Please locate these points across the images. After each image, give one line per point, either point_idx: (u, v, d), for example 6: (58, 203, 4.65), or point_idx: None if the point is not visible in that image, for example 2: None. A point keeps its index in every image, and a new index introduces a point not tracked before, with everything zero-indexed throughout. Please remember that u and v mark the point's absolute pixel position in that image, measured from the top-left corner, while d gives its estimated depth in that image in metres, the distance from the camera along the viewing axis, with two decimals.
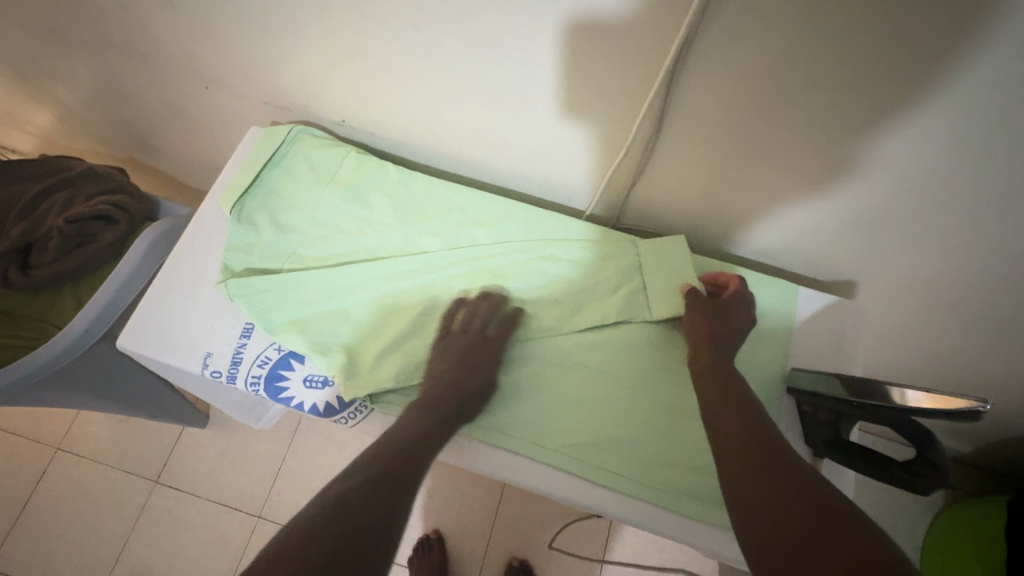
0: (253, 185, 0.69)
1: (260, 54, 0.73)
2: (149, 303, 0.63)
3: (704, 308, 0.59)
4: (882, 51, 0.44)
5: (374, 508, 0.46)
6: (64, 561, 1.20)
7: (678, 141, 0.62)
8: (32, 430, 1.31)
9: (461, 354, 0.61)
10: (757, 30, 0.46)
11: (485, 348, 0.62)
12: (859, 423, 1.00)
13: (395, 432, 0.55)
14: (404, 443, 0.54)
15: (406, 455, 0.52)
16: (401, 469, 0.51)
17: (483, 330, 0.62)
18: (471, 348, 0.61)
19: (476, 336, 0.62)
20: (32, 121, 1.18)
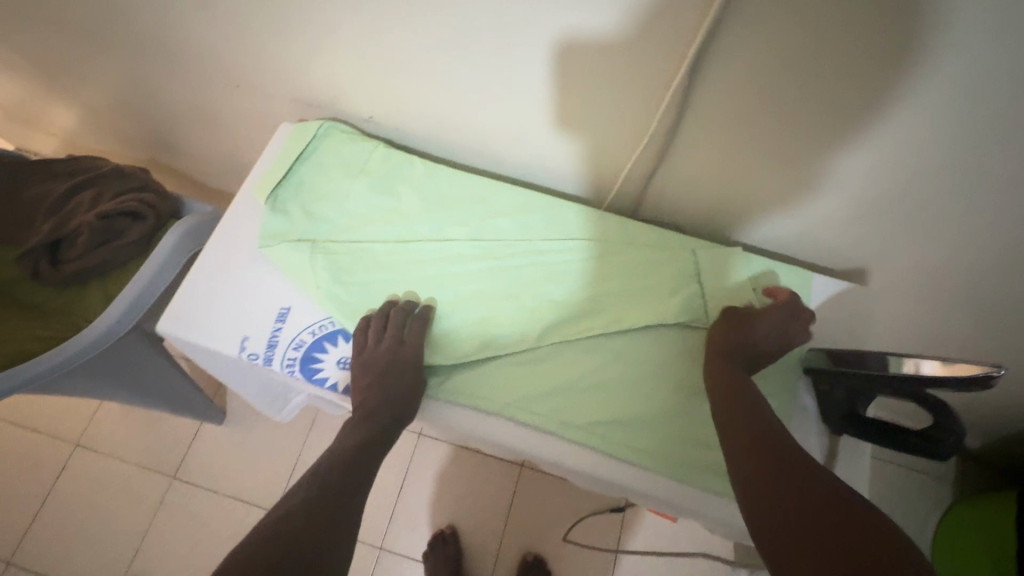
0: (287, 177, 0.72)
1: (292, 51, 0.75)
2: (188, 290, 0.66)
3: (727, 323, 0.62)
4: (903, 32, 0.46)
5: (318, 521, 0.50)
6: (83, 556, 1.21)
7: (694, 134, 0.64)
8: (52, 426, 1.32)
9: (380, 365, 0.61)
10: (780, 16, 0.48)
11: (404, 352, 0.62)
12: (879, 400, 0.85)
13: (344, 444, 0.60)
14: (351, 455, 0.58)
15: (352, 467, 0.57)
16: (349, 482, 0.56)
17: (398, 337, 0.63)
18: (388, 359, 0.61)
19: (391, 345, 0.62)
20: (58, 122, 1.21)
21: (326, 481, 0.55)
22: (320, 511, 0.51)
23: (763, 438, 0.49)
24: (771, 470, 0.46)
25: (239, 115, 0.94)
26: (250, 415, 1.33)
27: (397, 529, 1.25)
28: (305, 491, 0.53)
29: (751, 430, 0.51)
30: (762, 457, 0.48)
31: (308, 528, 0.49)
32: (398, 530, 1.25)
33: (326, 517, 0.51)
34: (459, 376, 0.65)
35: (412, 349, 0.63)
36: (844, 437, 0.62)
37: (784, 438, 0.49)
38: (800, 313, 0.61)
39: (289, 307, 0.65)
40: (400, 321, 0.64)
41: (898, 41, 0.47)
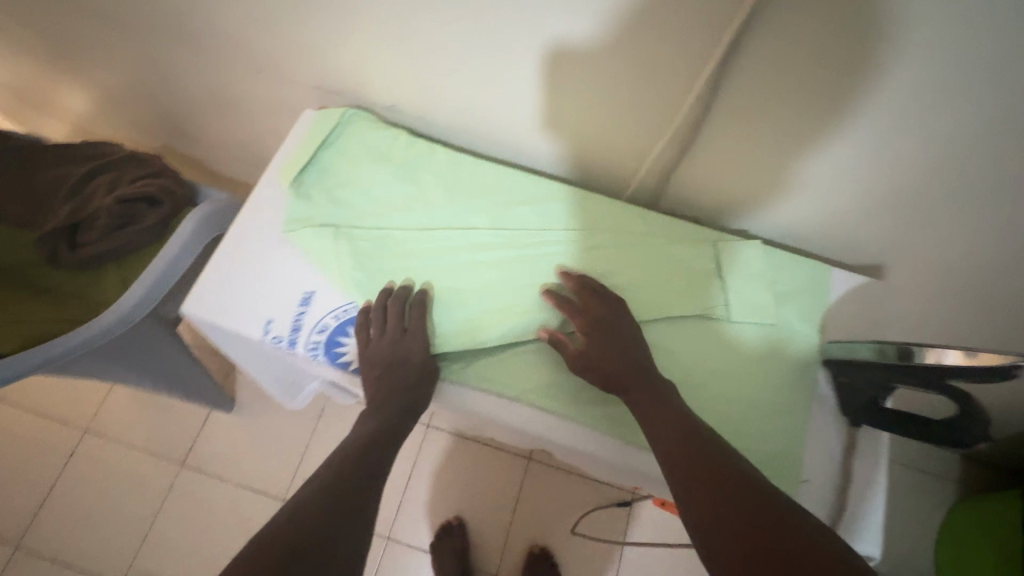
0: (311, 162, 0.72)
1: (318, 37, 0.75)
2: (212, 273, 0.66)
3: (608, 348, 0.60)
4: (944, 25, 0.46)
5: (327, 517, 0.50)
6: (91, 540, 1.22)
7: (719, 129, 0.64)
8: (61, 411, 1.33)
9: (387, 355, 0.62)
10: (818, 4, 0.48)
11: (407, 342, 0.62)
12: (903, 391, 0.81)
13: (360, 433, 0.61)
14: (366, 444, 0.59)
15: (367, 457, 0.58)
16: (365, 471, 0.56)
17: (401, 325, 0.63)
18: (393, 347, 0.62)
19: (395, 333, 0.62)
20: (73, 107, 1.21)
21: (342, 472, 0.55)
22: (334, 500, 0.52)
23: (694, 449, 0.49)
24: (706, 485, 0.46)
25: (257, 102, 0.94)
26: (259, 403, 1.33)
27: (403, 519, 1.25)
28: (319, 483, 0.54)
29: (679, 440, 0.51)
30: (699, 472, 0.47)
31: (319, 522, 0.49)
32: (404, 521, 1.25)
33: (341, 507, 0.51)
34: (480, 362, 0.65)
35: (417, 337, 0.64)
36: (864, 429, 0.62)
37: (719, 450, 0.49)
38: (603, 295, 0.65)
39: (312, 292, 0.66)
40: (401, 310, 0.64)
41: (939, 33, 0.47)
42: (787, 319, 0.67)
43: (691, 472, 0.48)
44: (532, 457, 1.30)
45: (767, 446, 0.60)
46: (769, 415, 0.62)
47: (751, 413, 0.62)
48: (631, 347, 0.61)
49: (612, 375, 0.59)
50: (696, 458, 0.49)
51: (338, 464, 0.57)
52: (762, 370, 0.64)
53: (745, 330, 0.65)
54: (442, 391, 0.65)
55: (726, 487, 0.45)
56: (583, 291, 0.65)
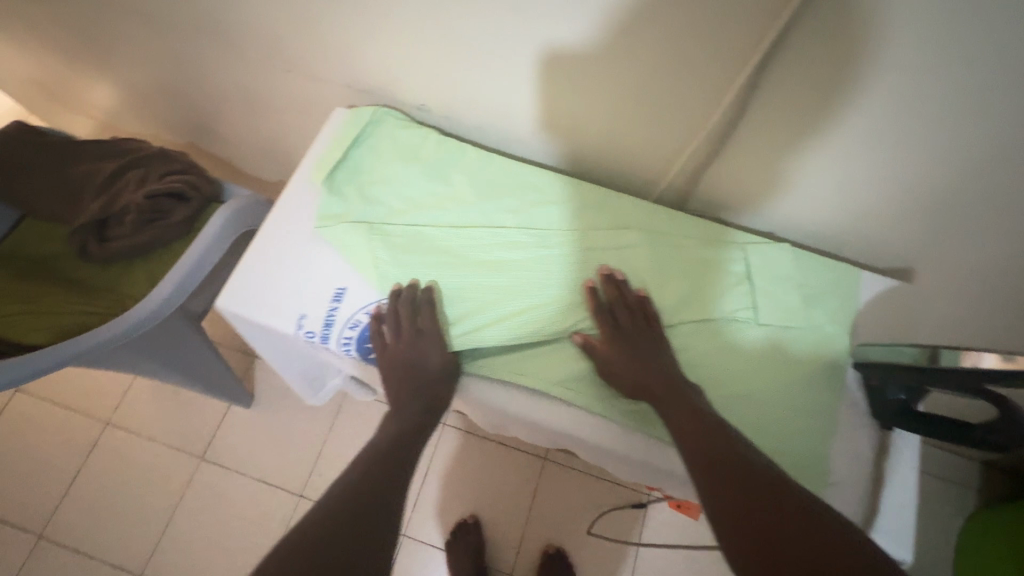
0: (343, 160, 0.73)
1: (352, 36, 0.75)
2: (246, 267, 0.67)
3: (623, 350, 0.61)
4: (992, 29, 0.45)
5: (360, 512, 0.52)
6: (112, 531, 1.23)
7: (753, 129, 0.64)
8: (84, 403, 1.35)
9: (404, 356, 0.64)
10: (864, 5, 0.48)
11: (422, 341, 0.63)
12: (934, 394, 0.81)
13: (385, 434, 0.63)
14: (389, 447, 0.61)
15: (392, 458, 0.60)
16: (390, 471, 0.58)
17: (414, 325, 0.64)
18: (408, 348, 0.63)
19: (409, 334, 0.64)
20: (102, 104, 1.23)
21: (368, 473, 0.57)
22: (362, 499, 0.54)
23: (715, 450, 0.51)
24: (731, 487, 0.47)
25: (286, 100, 0.95)
26: (278, 398, 1.34)
27: (419, 516, 1.26)
28: (347, 484, 0.56)
29: (700, 439, 0.52)
30: (722, 474, 0.49)
31: (353, 517, 0.52)
32: (420, 518, 1.26)
33: (370, 506, 0.53)
34: (508, 360, 0.65)
35: (432, 336, 0.64)
36: (896, 433, 0.62)
37: (734, 450, 0.51)
38: (630, 301, 0.65)
39: (344, 288, 0.67)
40: (414, 311, 0.65)
41: (987, 37, 0.46)
42: (820, 321, 0.66)
43: (715, 472, 0.49)
44: (547, 458, 1.30)
45: (798, 449, 0.60)
46: (801, 417, 0.61)
47: (783, 416, 0.61)
48: (649, 353, 0.62)
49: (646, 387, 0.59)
50: (719, 460, 0.50)
51: (364, 465, 0.59)
52: (795, 373, 0.63)
53: (775, 333, 0.65)
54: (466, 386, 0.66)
55: (751, 489, 0.47)
56: (614, 298, 0.65)
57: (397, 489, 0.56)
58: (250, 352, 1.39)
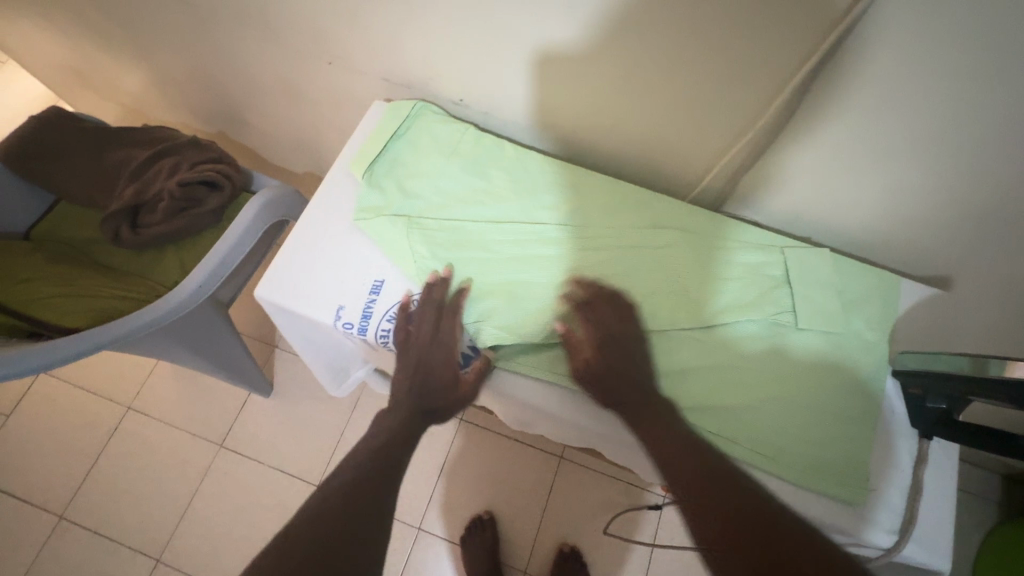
0: (382, 153, 0.75)
1: (395, 31, 0.75)
2: (287, 256, 0.70)
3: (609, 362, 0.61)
4: None
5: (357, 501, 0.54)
6: (131, 515, 1.25)
7: (800, 133, 0.63)
8: (107, 387, 1.36)
9: (417, 353, 0.65)
10: (927, 9, 0.48)
11: (439, 343, 0.65)
12: (980, 405, 0.80)
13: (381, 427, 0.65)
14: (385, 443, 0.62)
15: (387, 454, 0.61)
16: (385, 470, 0.59)
17: (434, 324, 0.65)
18: (425, 346, 0.65)
19: (427, 333, 0.65)
20: (135, 91, 1.24)
21: (362, 470, 0.58)
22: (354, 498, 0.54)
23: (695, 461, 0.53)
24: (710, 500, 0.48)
25: (321, 92, 0.96)
26: (298, 389, 1.35)
27: (434, 510, 1.27)
28: (341, 481, 0.56)
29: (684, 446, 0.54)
30: (701, 485, 0.50)
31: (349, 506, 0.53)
32: (435, 512, 1.26)
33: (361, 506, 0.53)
34: (545, 354, 0.66)
35: (446, 345, 0.65)
36: (934, 442, 0.62)
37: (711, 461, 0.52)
38: (612, 299, 0.66)
39: (382, 281, 0.69)
40: (435, 317, 0.65)
41: None
42: (857, 326, 0.66)
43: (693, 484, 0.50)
44: (564, 457, 1.30)
45: (835, 453, 0.60)
46: (839, 422, 0.61)
47: (818, 419, 0.61)
48: (635, 366, 0.62)
49: (620, 395, 0.60)
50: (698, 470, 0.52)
51: (359, 461, 0.60)
52: (833, 378, 0.63)
53: (813, 338, 0.65)
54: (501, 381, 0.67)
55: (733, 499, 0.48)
56: (595, 296, 0.65)
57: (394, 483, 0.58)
58: (271, 341, 1.40)
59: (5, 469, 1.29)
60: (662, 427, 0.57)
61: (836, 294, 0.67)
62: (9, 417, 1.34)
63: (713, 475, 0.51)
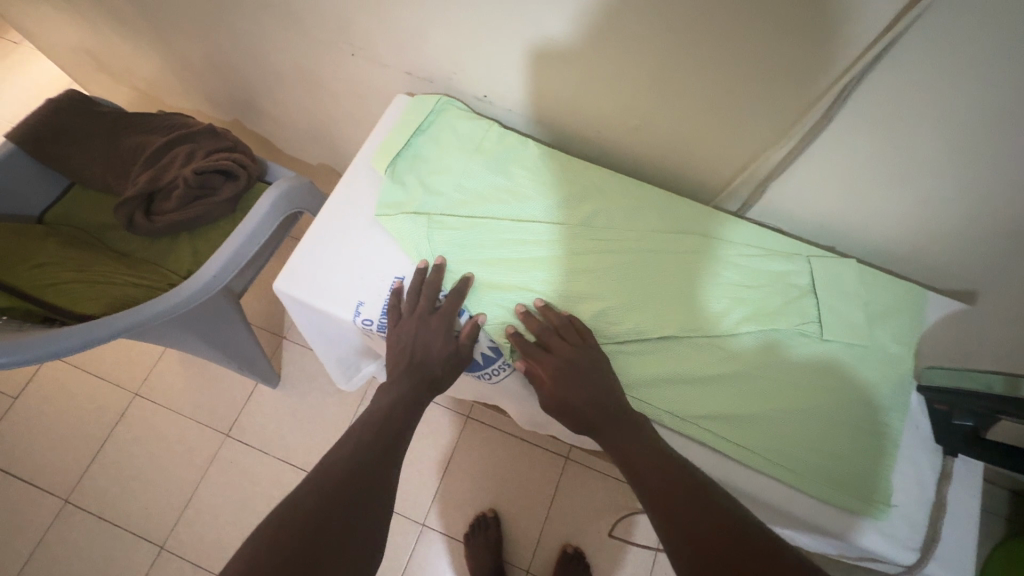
0: (405, 148, 0.74)
1: (422, 26, 0.74)
2: (306, 250, 0.69)
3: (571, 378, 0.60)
4: None
5: (355, 484, 0.50)
6: (136, 501, 1.25)
7: (834, 142, 0.62)
8: (115, 372, 1.36)
9: (414, 329, 0.64)
10: (979, 24, 0.46)
11: (434, 320, 0.65)
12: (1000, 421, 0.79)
13: (376, 407, 0.61)
14: (383, 424, 0.59)
15: (384, 437, 0.57)
16: (383, 459, 0.54)
17: (431, 303, 0.66)
18: (422, 321, 0.65)
19: (424, 309, 0.65)
20: (151, 75, 1.23)
21: (361, 457, 0.54)
22: (355, 499, 0.49)
23: (655, 469, 0.52)
24: (672, 507, 0.47)
25: (341, 83, 0.95)
26: (306, 380, 1.35)
27: (438, 507, 1.26)
28: (340, 466, 0.52)
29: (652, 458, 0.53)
30: (672, 493, 0.49)
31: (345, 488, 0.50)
32: (440, 508, 1.26)
33: (358, 507, 0.49)
34: None
35: (442, 320, 0.65)
36: (958, 459, 0.62)
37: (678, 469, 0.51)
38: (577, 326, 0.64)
39: (402, 278, 0.69)
40: (430, 296, 0.66)
41: None
42: (884, 340, 0.65)
43: (657, 493, 0.49)
44: (570, 457, 1.29)
45: (858, 467, 0.59)
46: (863, 437, 0.60)
47: (841, 433, 0.61)
48: (596, 377, 0.61)
49: (585, 416, 0.59)
50: (656, 480, 0.51)
51: (356, 443, 0.55)
52: (857, 391, 0.62)
53: (839, 351, 0.64)
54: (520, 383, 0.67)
55: (696, 504, 0.47)
56: (561, 326, 0.63)
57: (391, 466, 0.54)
58: (280, 332, 1.40)
59: (11, 451, 1.29)
60: (628, 438, 0.56)
61: (863, 307, 0.66)
62: (17, 399, 1.34)
63: (675, 481, 0.50)
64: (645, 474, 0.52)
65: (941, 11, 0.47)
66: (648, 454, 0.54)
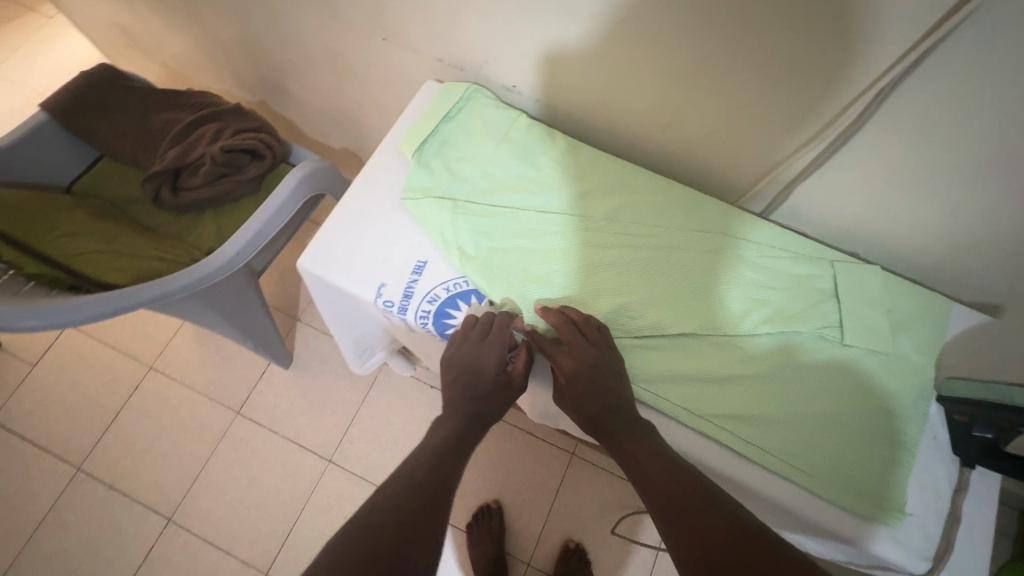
0: (433, 133, 0.75)
1: (456, 13, 0.74)
2: (331, 230, 0.70)
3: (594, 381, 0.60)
4: None
5: (404, 519, 0.53)
6: (147, 473, 1.27)
7: (866, 147, 0.62)
8: (131, 345, 1.38)
9: (464, 360, 0.63)
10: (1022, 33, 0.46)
11: (485, 351, 0.63)
12: None
13: (431, 441, 0.63)
14: (434, 464, 0.60)
15: (437, 476, 0.58)
16: (433, 488, 0.57)
17: (481, 334, 0.64)
18: (471, 354, 0.63)
19: (474, 340, 0.64)
20: (181, 53, 1.25)
21: (410, 488, 0.56)
22: (407, 537, 0.52)
23: (657, 472, 0.54)
24: (674, 517, 0.50)
25: (370, 68, 0.95)
26: (317, 363, 1.36)
27: None
28: (390, 501, 0.55)
29: (671, 466, 0.54)
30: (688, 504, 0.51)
31: (395, 524, 0.52)
32: None
33: (409, 539, 0.52)
34: None
35: (495, 349, 0.63)
36: (975, 470, 0.61)
37: (693, 477, 0.53)
38: (604, 334, 0.63)
39: (425, 261, 0.69)
40: (483, 325, 0.64)
41: None
42: (906, 348, 0.64)
43: (660, 498, 0.52)
44: (576, 453, 1.30)
45: (873, 473, 0.59)
46: (880, 444, 0.60)
47: (857, 439, 0.60)
48: (618, 390, 0.60)
49: (601, 423, 0.59)
50: (659, 483, 0.53)
51: (409, 477, 0.58)
52: (876, 399, 0.62)
53: (860, 356, 0.63)
54: (535, 371, 0.68)
55: (699, 505, 0.50)
56: (559, 325, 0.62)
57: (439, 492, 0.57)
58: (294, 314, 1.41)
59: (27, 417, 1.31)
60: (645, 445, 0.57)
61: (886, 314, 0.65)
62: (34, 367, 1.36)
63: (679, 485, 0.52)
64: (649, 473, 0.54)
65: (987, 15, 0.46)
66: (651, 453, 0.56)
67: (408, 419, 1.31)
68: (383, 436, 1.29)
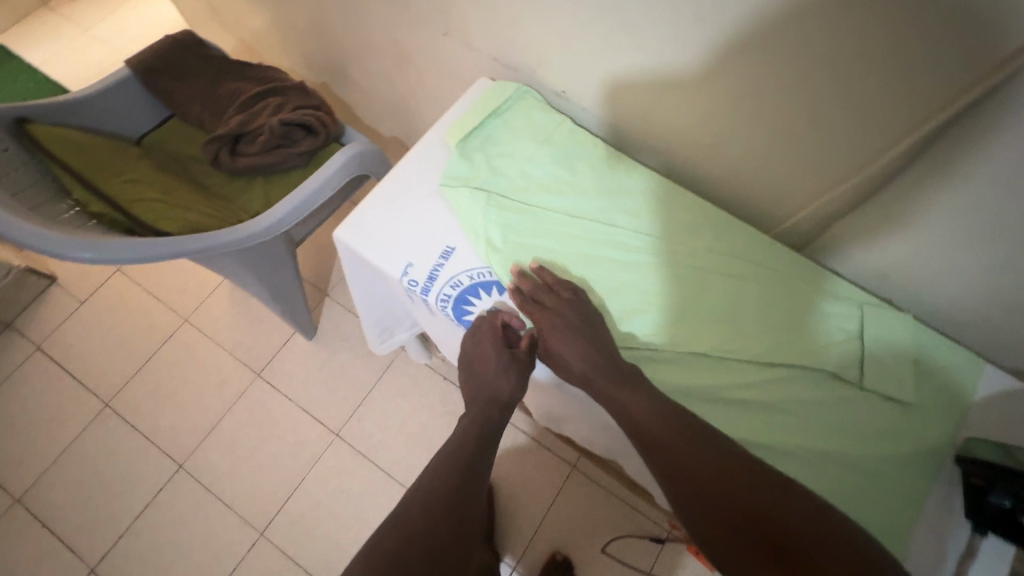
0: (478, 127, 0.77)
1: (517, 18, 0.77)
2: (368, 207, 0.73)
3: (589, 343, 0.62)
4: None
5: (431, 522, 0.58)
6: (166, 418, 1.33)
7: (905, 190, 0.61)
8: (171, 296, 1.46)
9: (470, 356, 0.69)
10: None
11: (483, 347, 0.67)
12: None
13: (456, 437, 0.67)
14: (456, 464, 0.63)
15: (458, 475, 0.62)
16: (456, 488, 0.61)
17: (481, 330, 0.67)
18: (474, 349, 0.68)
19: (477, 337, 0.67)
20: (257, 28, 1.32)
21: (434, 492, 0.61)
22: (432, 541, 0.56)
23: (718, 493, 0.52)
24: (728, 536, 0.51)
25: (428, 60, 0.99)
26: (339, 338, 1.40)
27: None
28: (417, 504, 0.59)
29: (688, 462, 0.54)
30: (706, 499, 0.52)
31: (421, 525, 0.57)
32: None
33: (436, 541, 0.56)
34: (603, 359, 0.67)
35: (489, 341, 0.66)
36: (988, 538, 0.58)
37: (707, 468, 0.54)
38: (558, 286, 0.66)
39: (453, 248, 0.71)
40: (478, 324, 0.68)
41: None
42: (924, 404, 0.62)
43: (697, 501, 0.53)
44: (577, 466, 1.29)
45: (878, 522, 0.57)
46: (887, 496, 0.58)
47: (866, 490, 0.58)
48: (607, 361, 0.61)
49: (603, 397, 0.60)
50: (723, 504, 0.52)
51: (434, 478, 0.62)
52: (889, 447, 0.60)
53: (875, 402, 0.62)
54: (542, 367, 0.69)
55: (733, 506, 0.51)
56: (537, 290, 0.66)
57: (459, 491, 0.61)
58: (324, 289, 1.46)
59: (69, 348, 1.40)
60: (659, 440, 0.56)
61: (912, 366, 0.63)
62: (82, 303, 1.45)
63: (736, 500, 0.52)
64: (703, 492, 0.53)
65: None
66: (702, 465, 0.54)
67: (416, 407, 1.33)
68: (390, 418, 1.32)
